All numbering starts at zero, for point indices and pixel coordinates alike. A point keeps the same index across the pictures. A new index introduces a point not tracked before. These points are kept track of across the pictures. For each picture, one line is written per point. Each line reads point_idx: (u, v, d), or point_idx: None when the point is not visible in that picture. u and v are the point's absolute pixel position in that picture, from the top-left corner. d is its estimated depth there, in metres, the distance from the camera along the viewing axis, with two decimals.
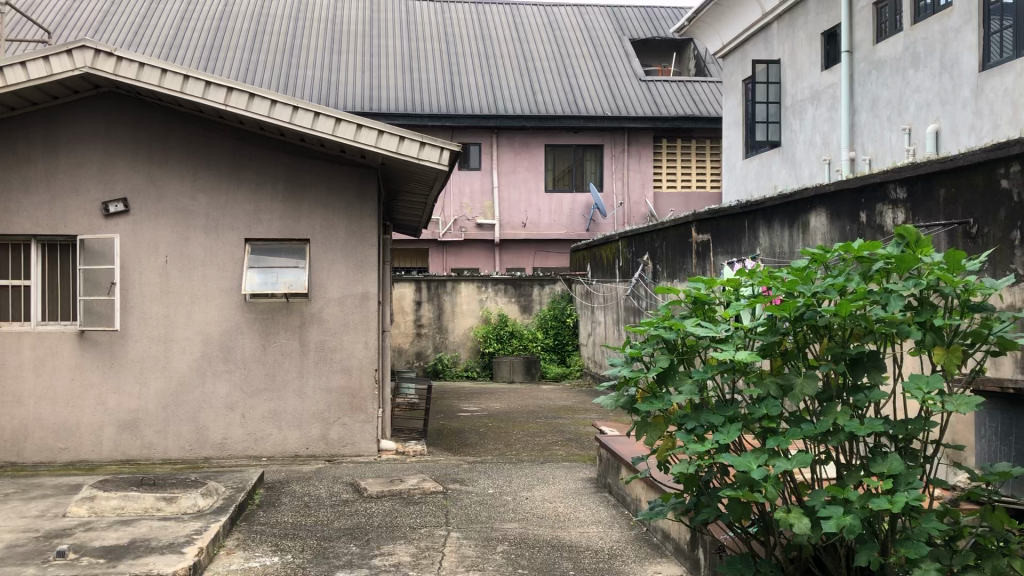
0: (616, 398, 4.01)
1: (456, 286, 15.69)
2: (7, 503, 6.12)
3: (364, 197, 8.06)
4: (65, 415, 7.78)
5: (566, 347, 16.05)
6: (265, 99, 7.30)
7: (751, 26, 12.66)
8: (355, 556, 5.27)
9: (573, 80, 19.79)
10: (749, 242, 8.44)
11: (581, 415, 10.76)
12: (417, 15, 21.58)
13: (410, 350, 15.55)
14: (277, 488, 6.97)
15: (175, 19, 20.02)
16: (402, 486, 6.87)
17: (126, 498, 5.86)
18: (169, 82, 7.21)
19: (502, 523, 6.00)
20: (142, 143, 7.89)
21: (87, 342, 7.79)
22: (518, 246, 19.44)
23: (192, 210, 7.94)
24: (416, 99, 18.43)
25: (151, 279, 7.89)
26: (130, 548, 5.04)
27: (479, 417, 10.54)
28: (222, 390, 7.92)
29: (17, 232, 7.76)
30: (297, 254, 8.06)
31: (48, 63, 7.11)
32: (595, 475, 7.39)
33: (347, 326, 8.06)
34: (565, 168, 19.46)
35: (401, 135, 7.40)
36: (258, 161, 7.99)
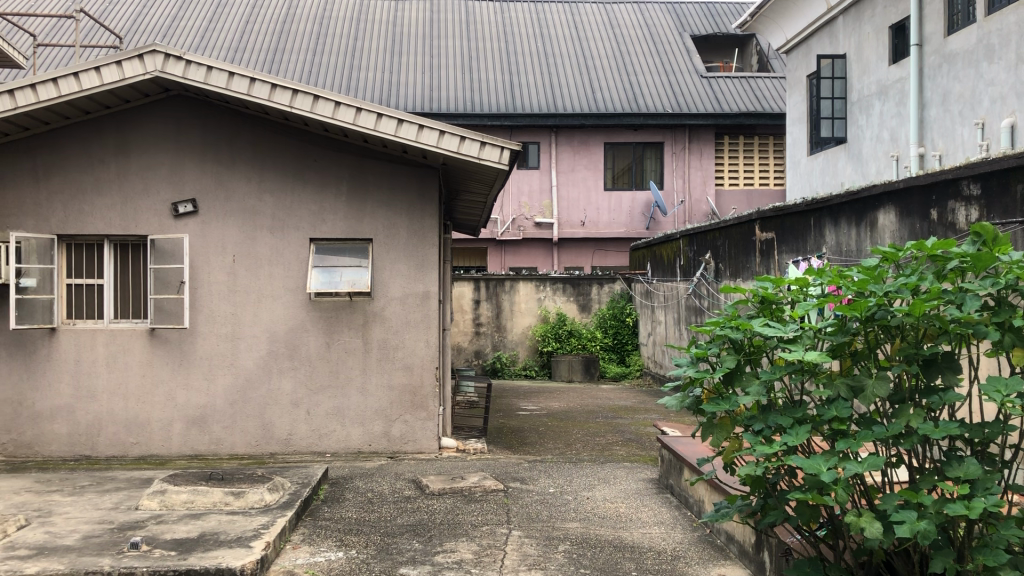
0: (681, 399, 3.98)
1: (514, 285, 15.73)
2: (82, 496, 6.31)
3: (426, 196, 8.12)
4: (137, 411, 7.99)
5: (626, 347, 15.87)
6: (329, 101, 7.40)
7: (816, 20, 12.45)
8: (419, 553, 5.31)
9: (632, 77, 19.66)
10: (815, 239, 8.28)
11: (641, 416, 10.68)
12: (476, 15, 21.66)
13: (468, 349, 15.65)
14: (340, 484, 7.05)
15: (240, 23, 20.44)
16: (463, 483, 6.90)
17: (196, 492, 5.99)
18: (236, 84, 7.35)
19: (563, 523, 5.98)
20: (210, 145, 8.06)
21: (158, 339, 7.99)
22: (577, 245, 19.39)
23: (259, 210, 8.09)
24: (475, 98, 18.50)
25: (218, 278, 8.05)
26: (200, 541, 5.15)
27: (538, 417, 10.54)
28: (287, 387, 8.05)
29: (91, 232, 7.99)
30: (360, 254, 8.16)
31: (120, 68, 7.31)
32: (657, 476, 7.33)
33: (408, 325, 8.13)
34: (624, 166, 19.33)
35: (461, 135, 7.43)
36: (322, 162, 8.10)
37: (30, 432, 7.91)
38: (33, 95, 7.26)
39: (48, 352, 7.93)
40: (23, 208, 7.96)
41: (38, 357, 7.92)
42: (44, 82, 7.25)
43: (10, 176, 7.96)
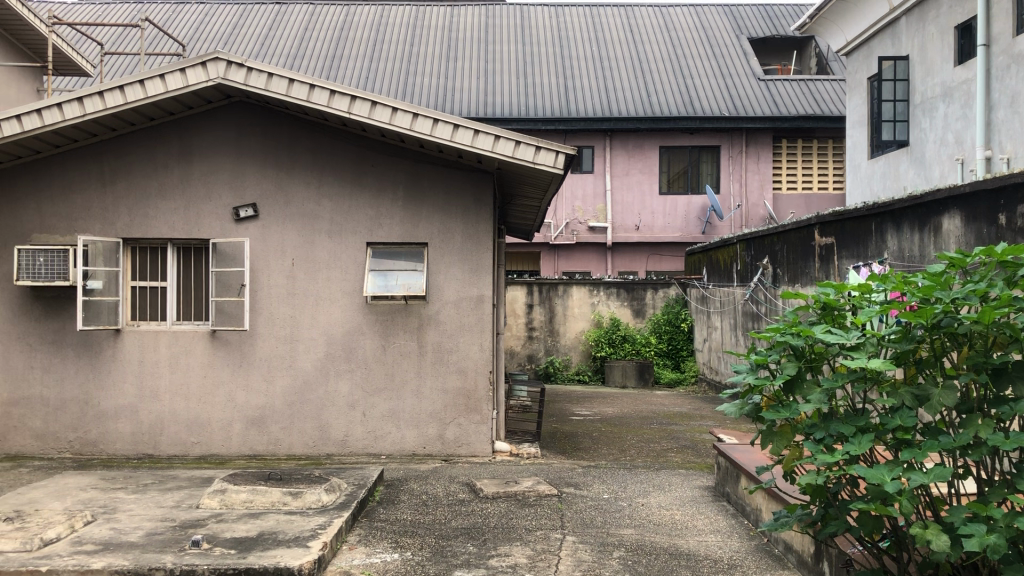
0: (741, 406, 3.93)
1: (567, 290, 15.71)
2: (146, 494, 6.46)
3: (481, 200, 8.16)
4: (198, 411, 8.15)
5: (681, 353, 15.71)
6: (386, 107, 7.48)
7: (877, 21, 12.20)
8: (473, 556, 5.33)
9: (688, 80, 19.50)
10: (876, 245, 8.11)
11: (695, 422, 10.57)
12: (531, 20, 21.71)
13: (521, 353, 15.68)
14: (395, 486, 7.11)
15: (298, 30, 20.77)
16: (517, 488, 6.91)
17: (255, 492, 6.09)
18: (296, 90, 7.47)
19: (618, 529, 5.95)
20: (270, 151, 8.20)
21: (219, 341, 8.14)
22: (631, 249, 19.31)
23: (318, 215, 8.20)
24: (529, 103, 18.54)
25: (277, 281, 8.19)
26: (259, 540, 5.23)
27: (592, 422, 10.50)
28: (344, 388, 8.14)
29: (155, 236, 8.18)
30: (415, 258, 8.22)
31: (184, 75, 7.47)
32: (713, 483, 7.25)
33: (462, 328, 8.16)
34: (680, 169, 19.18)
35: (517, 140, 7.45)
36: (379, 167, 8.18)
37: (96, 430, 8.12)
38: (101, 102, 7.47)
39: (113, 353, 8.14)
40: (90, 212, 8.18)
41: (104, 357, 8.13)
42: (111, 89, 7.44)
43: (78, 181, 8.19)
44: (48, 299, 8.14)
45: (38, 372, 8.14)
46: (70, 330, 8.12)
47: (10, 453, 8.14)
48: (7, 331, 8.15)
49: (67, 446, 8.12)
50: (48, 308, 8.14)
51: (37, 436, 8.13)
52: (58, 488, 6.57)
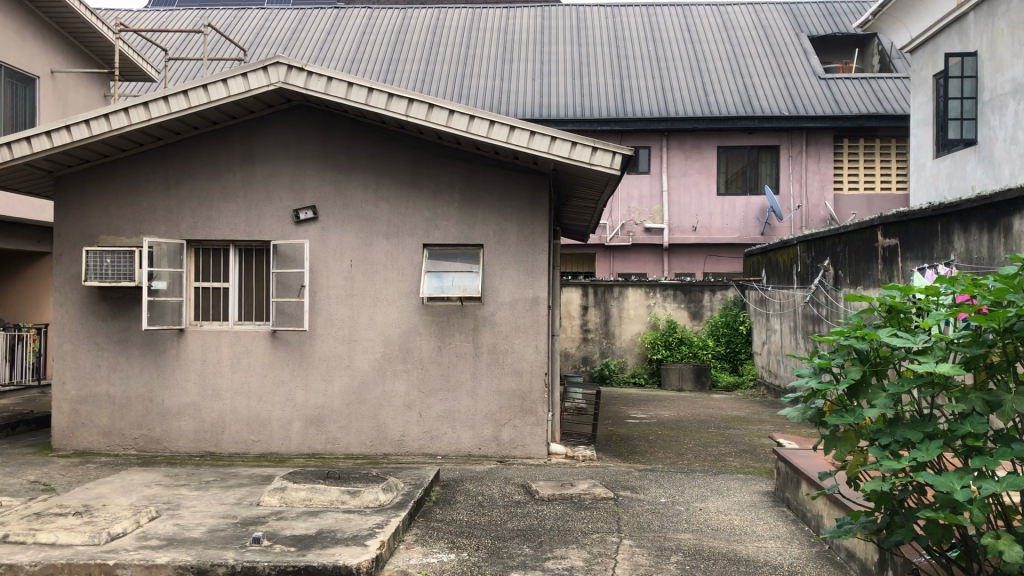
0: (803, 410, 3.86)
1: (623, 291, 15.64)
2: (208, 491, 6.58)
3: (537, 202, 8.15)
4: (258, 409, 8.28)
5: (739, 356, 15.50)
6: (443, 109, 7.51)
7: (945, 16, 11.91)
8: (529, 558, 5.32)
9: (746, 79, 19.25)
10: (942, 247, 7.91)
11: (754, 426, 10.43)
12: (587, 21, 21.67)
13: (576, 355, 15.67)
14: (451, 486, 7.14)
15: (356, 34, 21.01)
16: (573, 490, 6.88)
17: (314, 490, 6.18)
18: (354, 94, 7.55)
19: (675, 533, 5.89)
20: (329, 152, 8.31)
21: (279, 341, 8.27)
22: (688, 251, 19.12)
23: (376, 217, 8.28)
24: (585, 104, 18.49)
25: (336, 282, 8.28)
26: (319, 538, 5.29)
27: (648, 425, 10.42)
28: (400, 389, 8.20)
29: (217, 238, 8.35)
30: (471, 258, 8.24)
31: (246, 80, 7.61)
32: (772, 488, 7.14)
33: (518, 329, 8.16)
34: (738, 169, 18.94)
35: (573, 141, 7.42)
36: (436, 169, 8.24)
37: (160, 428, 8.31)
38: (166, 107, 7.64)
39: (177, 352, 8.31)
40: (155, 215, 8.38)
41: (168, 356, 8.31)
42: (175, 93, 7.61)
43: (143, 184, 8.39)
44: (115, 299, 8.36)
45: (104, 370, 8.35)
46: (135, 329, 8.32)
47: (78, 450, 8.37)
48: (76, 330, 8.39)
49: (132, 443, 8.33)
50: (114, 308, 8.36)
51: (103, 433, 8.34)
52: (124, 484, 6.74)
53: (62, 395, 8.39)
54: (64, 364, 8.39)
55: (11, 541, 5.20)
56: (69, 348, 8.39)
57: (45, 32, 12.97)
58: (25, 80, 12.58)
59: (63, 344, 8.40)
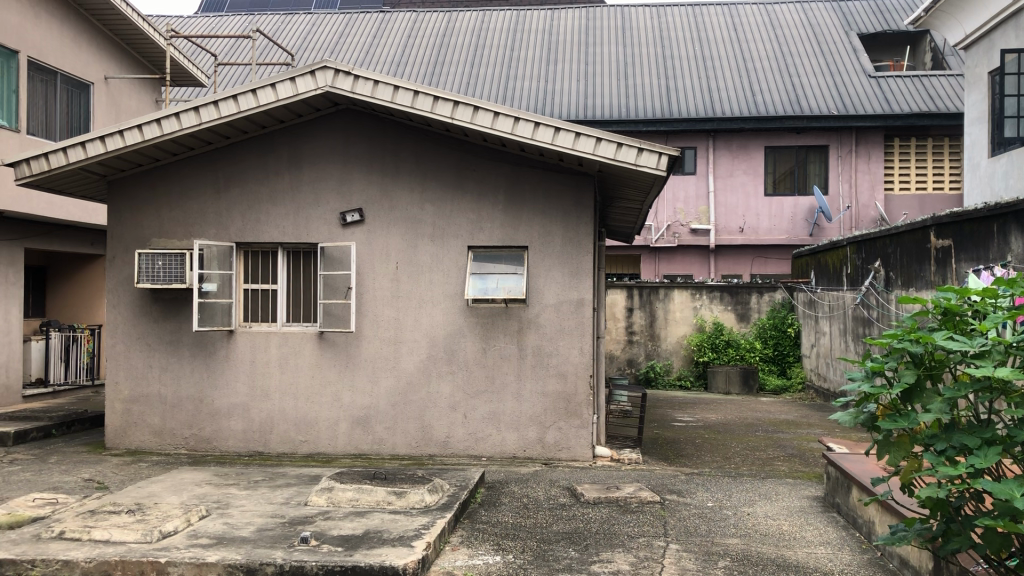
0: (855, 415, 3.78)
1: (669, 293, 15.56)
2: (257, 490, 6.66)
3: (581, 204, 8.12)
4: (305, 410, 8.36)
5: (787, 359, 15.25)
6: (488, 111, 7.52)
7: (1000, 12, 11.62)
8: (575, 561, 5.30)
9: (794, 78, 19.00)
10: (998, 247, 7.72)
11: (803, 430, 10.28)
12: (632, 21, 21.57)
13: (621, 357, 15.62)
14: (496, 488, 7.15)
15: (402, 38, 21.16)
16: (619, 493, 6.85)
17: (361, 490, 6.23)
18: (400, 97, 7.60)
19: (723, 538, 5.82)
20: (375, 155, 8.37)
21: (326, 342, 8.34)
22: (735, 252, 18.94)
23: (421, 218, 8.32)
24: (630, 105, 18.41)
25: (382, 284, 8.34)
26: (365, 538, 5.33)
27: (695, 428, 10.31)
28: (446, 390, 8.23)
29: (266, 240, 8.46)
30: (516, 260, 8.25)
31: (294, 84, 7.68)
32: (822, 493, 7.02)
33: (563, 331, 8.13)
34: (786, 170, 18.71)
35: (619, 142, 7.37)
36: (481, 171, 8.26)
37: (210, 427, 8.43)
38: (216, 111, 7.76)
39: (227, 353, 8.43)
40: (206, 218, 8.51)
41: (218, 357, 8.43)
42: (225, 98, 7.72)
43: (193, 188, 8.53)
44: (166, 301, 8.52)
45: (156, 371, 8.50)
46: (186, 331, 8.47)
47: (131, 449, 8.53)
48: (128, 331, 8.55)
49: (183, 442, 8.46)
50: (166, 308, 8.51)
51: (155, 432, 8.49)
52: (176, 483, 6.85)
53: (116, 394, 8.56)
54: (117, 365, 8.56)
55: (67, 537, 5.32)
56: (121, 349, 8.55)
57: (100, 39, 13.28)
58: (81, 86, 12.88)
59: (116, 344, 8.56)
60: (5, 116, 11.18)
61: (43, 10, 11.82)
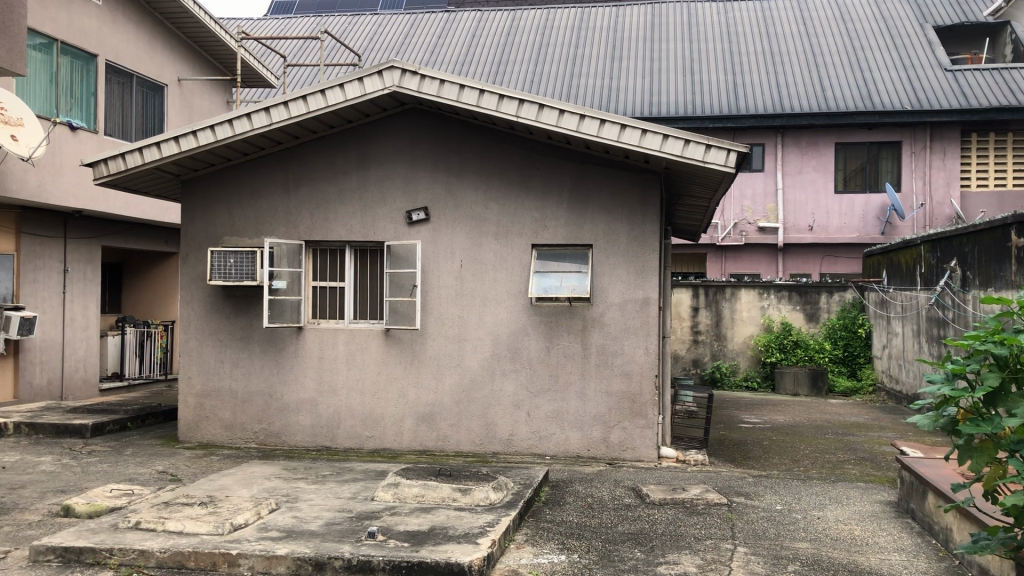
0: (935, 419, 3.66)
1: (735, 292, 15.36)
2: (325, 484, 6.76)
3: (647, 202, 8.04)
4: (371, 406, 8.45)
5: (858, 360, 14.87)
6: (554, 109, 7.49)
7: None
8: (641, 563, 5.25)
9: (865, 72, 18.56)
10: None
11: (875, 433, 10.03)
12: (699, 16, 21.32)
13: (686, 357, 15.47)
14: (561, 487, 7.12)
15: (467, 36, 21.25)
16: (685, 495, 6.76)
17: (427, 487, 6.27)
18: (466, 96, 7.62)
19: (793, 542, 5.71)
20: (441, 154, 8.41)
21: (392, 339, 8.43)
22: (804, 251, 18.60)
23: (486, 217, 8.34)
24: (696, 101, 18.19)
25: (447, 282, 8.38)
26: (431, 534, 5.36)
27: (762, 430, 10.16)
28: (509, 388, 8.24)
29: (334, 239, 8.57)
30: (581, 259, 8.22)
31: (362, 83, 7.76)
32: (896, 498, 6.84)
33: (628, 330, 8.05)
34: (857, 166, 18.30)
35: (686, 138, 7.27)
36: (546, 169, 8.24)
37: (279, 422, 8.58)
38: (286, 112, 7.89)
39: (296, 349, 8.56)
40: (276, 217, 8.66)
41: (287, 353, 8.58)
42: (295, 98, 7.83)
43: (265, 188, 8.69)
44: (238, 298, 8.70)
45: (227, 366, 8.68)
46: (257, 327, 8.63)
47: (203, 442, 8.73)
48: (201, 327, 8.75)
49: (253, 436, 8.62)
50: (237, 306, 8.68)
51: (226, 426, 8.67)
52: (247, 476, 6.98)
53: (188, 389, 8.77)
54: (189, 360, 8.76)
55: (143, 527, 5.45)
56: (194, 345, 8.76)
57: (174, 42, 13.63)
58: (156, 87, 13.23)
59: (189, 340, 8.77)
60: (84, 117, 11.54)
61: (120, 14, 12.17)
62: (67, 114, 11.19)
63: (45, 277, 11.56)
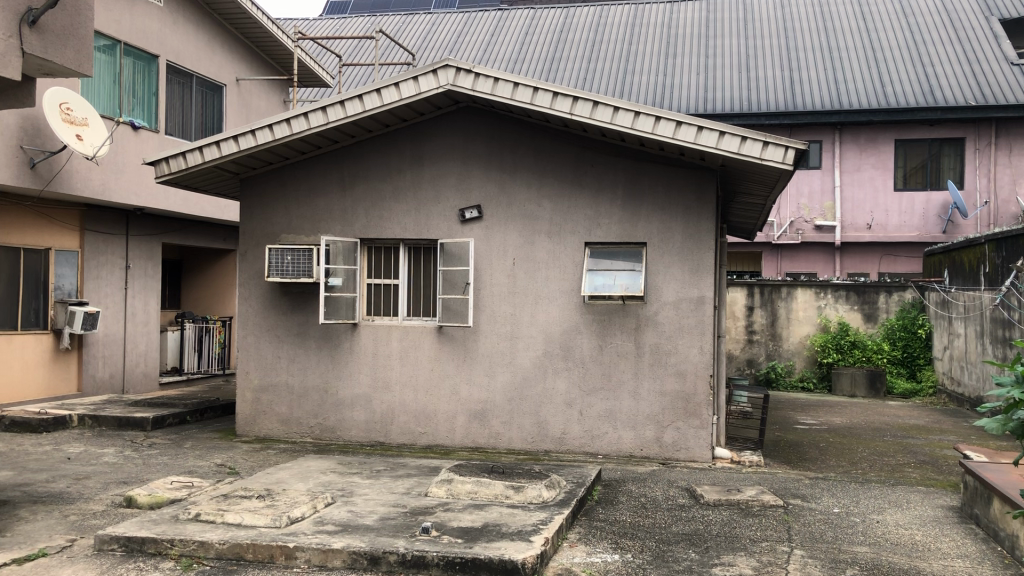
0: (1004, 422, 3.55)
1: (791, 291, 15.15)
2: (379, 479, 6.82)
3: (703, 199, 7.95)
4: (425, 403, 8.51)
5: (917, 361, 14.56)
6: (608, 106, 7.46)
7: None
8: (695, 564, 5.20)
9: (927, 67, 18.14)
10: None
11: (936, 437, 9.79)
12: (755, 11, 21.04)
13: (740, 357, 15.31)
14: (613, 487, 7.08)
15: (520, 34, 21.26)
16: (740, 496, 6.67)
17: (480, 484, 6.30)
18: (520, 94, 7.62)
19: (851, 546, 5.61)
20: (495, 153, 8.42)
21: (445, 337, 8.48)
22: (862, 250, 18.27)
23: (538, 215, 8.33)
24: (751, 98, 17.97)
25: (499, 280, 8.40)
26: (484, 531, 5.37)
27: (819, 431, 10.00)
28: (561, 387, 8.23)
29: (389, 237, 8.64)
30: (634, 258, 8.16)
31: (417, 82, 7.81)
32: (959, 504, 6.67)
33: (682, 330, 7.97)
34: (918, 164, 17.90)
35: (743, 135, 7.16)
36: (600, 167, 8.20)
37: (334, 417, 8.68)
38: (342, 111, 7.97)
39: (350, 346, 8.66)
40: (332, 215, 8.77)
41: (343, 349, 8.68)
42: (351, 98, 7.91)
43: (321, 186, 8.80)
44: (294, 295, 8.81)
45: (284, 362, 8.81)
46: (313, 323, 8.74)
47: (260, 436, 8.87)
48: (259, 323, 8.90)
49: (308, 431, 8.74)
50: (293, 303, 8.81)
51: (283, 421, 8.80)
52: (302, 470, 7.08)
53: (246, 383, 8.93)
54: (248, 355, 8.92)
55: (203, 519, 5.56)
56: (251, 340, 8.91)
57: (233, 43, 13.87)
58: (214, 87, 13.47)
59: (247, 336, 8.92)
60: (145, 117, 11.79)
61: (180, 16, 12.41)
62: (129, 114, 11.45)
63: (108, 273, 11.85)
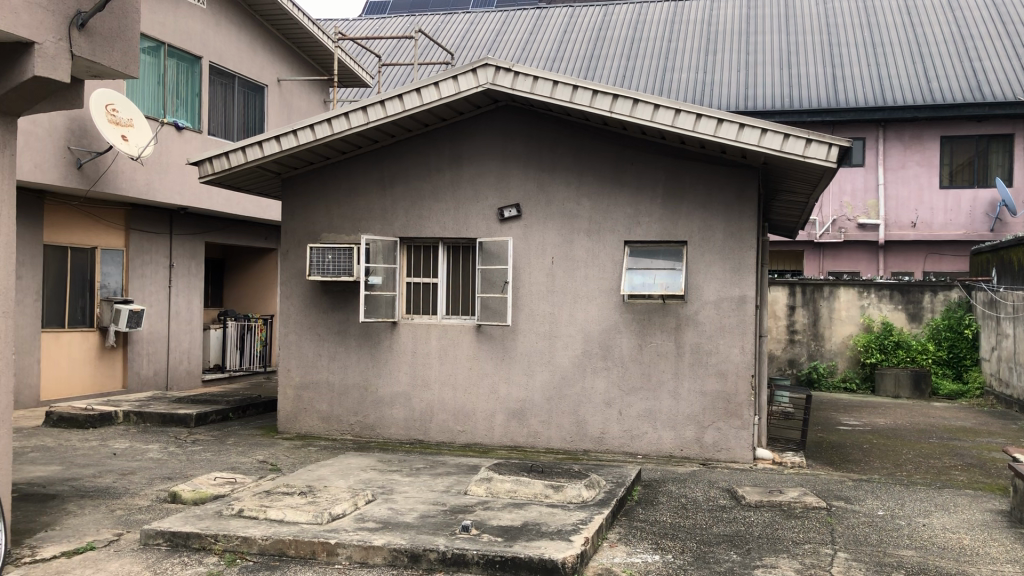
0: None
1: (834, 291, 14.95)
2: (419, 477, 6.86)
3: (744, 198, 7.87)
4: (463, 401, 8.53)
5: (964, 361, 14.27)
6: (649, 104, 7.41)
7: None
8: (738, 565, 5.16)
9: (974, 62, 17.80)
10: None
11: (983, 439, 9.59)
12: (797, 7, 20.80)
13: (781, 357, 15.16)
14: (653, 487, 7.04)
15: (558, 33, 21.23)
16: (782, 497, 6.60)
17: (519, 482, 6.29)
18: (559, 92, 7.60)
19: (897, 549, 5.52)
20: (534, 152, 8.41)
21: (484, 335, 8.49)
22: (907, 248, 17.97)
23: (577, 214, 8.31)
24: (793, 95, 17.78)
25: (538, 279, 8.39)
26: (524, 530, 5.37)
27: (862, 433, 9.85)
28: (600, 386, 8.20)
29: (428, 236, 8.67)
30: (674, 257, 8.10)
31: (456, 82, 7.82)
32: (1009, 507, 6.53)
33: (723, 329, 7.90)
34: (965, 160, 17.60)
35: (785, 133, 7.08)
36: (639, 165, 8.16)
37: (374, 415, 8.73)
38: (382, 111, 8.01)
39: (390, 344, 8.71)
40: (372, 214, 8.83)
41: (383, 348, 8.73)
42: (391, 98, 7.95)
43: (361, 186, 8.87)
44: (335, 293, 8.88)
45: (324, 360, 8.89)
46: (353, 322, 8.80)
47: (300, 433, 8.96)
48: (300, 321, 8.98)
49: (348, 428, 8.80)
50: (334, 301, 8.87)
51: (323, 418, 8.87)
52: (343, 467, 7.13)
53: (288, 381, 9.01)
54: (289, 352, 9.01)
55: (246, 515, 5.63)
56: (292, 338, 8.99)
57: (274, 44, 14.02)
58: (256, 88, 13.62)
59: (289, 334, 9.01)
60: (188, 117, 11.96)
61: (223, 18, 12.57)
62: (173, 114, 11.61)
63: (152, 272, 12.04)
